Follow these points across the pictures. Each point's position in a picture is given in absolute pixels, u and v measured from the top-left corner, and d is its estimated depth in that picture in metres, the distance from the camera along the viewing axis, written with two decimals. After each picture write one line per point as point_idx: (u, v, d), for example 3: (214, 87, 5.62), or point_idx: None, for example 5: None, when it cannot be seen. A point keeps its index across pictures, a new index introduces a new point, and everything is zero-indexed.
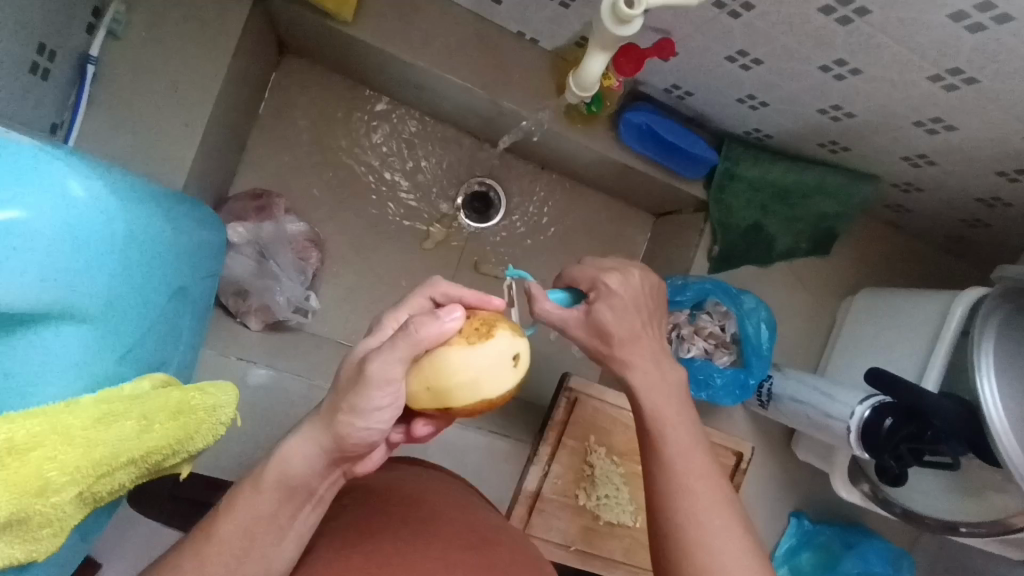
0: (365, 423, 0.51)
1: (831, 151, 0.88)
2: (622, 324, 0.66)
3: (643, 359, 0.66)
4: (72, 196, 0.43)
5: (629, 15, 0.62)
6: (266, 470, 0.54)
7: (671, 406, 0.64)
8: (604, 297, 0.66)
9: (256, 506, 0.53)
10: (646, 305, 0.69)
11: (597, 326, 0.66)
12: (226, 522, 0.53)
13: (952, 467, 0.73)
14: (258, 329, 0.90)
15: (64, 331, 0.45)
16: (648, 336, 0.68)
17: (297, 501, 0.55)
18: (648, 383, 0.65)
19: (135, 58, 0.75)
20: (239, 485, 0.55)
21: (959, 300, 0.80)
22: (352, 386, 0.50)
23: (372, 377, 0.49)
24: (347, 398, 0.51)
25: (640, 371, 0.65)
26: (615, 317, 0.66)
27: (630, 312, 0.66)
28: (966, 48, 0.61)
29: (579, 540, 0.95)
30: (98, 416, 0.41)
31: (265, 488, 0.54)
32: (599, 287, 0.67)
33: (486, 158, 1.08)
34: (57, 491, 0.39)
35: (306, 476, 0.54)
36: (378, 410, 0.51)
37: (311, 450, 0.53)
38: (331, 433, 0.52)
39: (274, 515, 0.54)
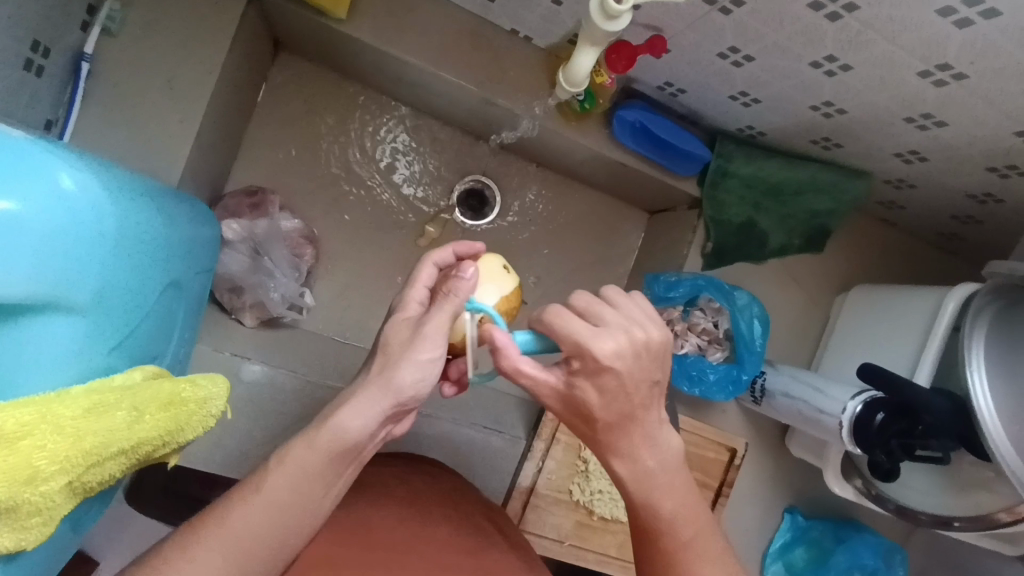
0: (419, 376, 0.51)
1: (823, 148, 0.89)
2: (610, 409, 0.51)
3: (646, 447, 0.53)
4: (65, 189, 0.44)
5: (617, 10, 0.62)
6: (318, 432, 0.52)
7: (669, 492, 0.54)
8: (591, 372, 0.49)
9: (308, 461, 0.51)
10: (650, 376, 0.50)
11: (575, 404, 0.51)
12: (275, 476, 0.51)
13: (942, 460, 0.74)
14: (252, 326, 0.92)
15: (58, 321, 0.45)
16: (646, 414, 0.52)
17: (343, 464, 0.53)
18: (640, 472, 0.54)
19: (130, 55, 0.75)
20: (291, 440, 0.53)
21: (950, 295, 0.80)
22: (407, 345, 0.52)
23: (432, 334, 0.51)
24: (404, 351, 0.51)
25: (633, 462, 0.54)
26: (602, 401, 0.50)
27: (622, 395, 0.50)
28: (954, 43, 0.61)
29: (573, 535, 0.96)
30: (88, 406, 0.42)
31: (316, 446, 0.52)
32: (585, 355, 0.48)
33: (481, 155, 1.08)
34: (46, 480, 0.39)
35: (358, 436, 0.52)
36: (433, 363, 0.51)
37: (368, 410, 0.51)
38: (388, 388, 0.51)
39: (322, 473, 0.52)
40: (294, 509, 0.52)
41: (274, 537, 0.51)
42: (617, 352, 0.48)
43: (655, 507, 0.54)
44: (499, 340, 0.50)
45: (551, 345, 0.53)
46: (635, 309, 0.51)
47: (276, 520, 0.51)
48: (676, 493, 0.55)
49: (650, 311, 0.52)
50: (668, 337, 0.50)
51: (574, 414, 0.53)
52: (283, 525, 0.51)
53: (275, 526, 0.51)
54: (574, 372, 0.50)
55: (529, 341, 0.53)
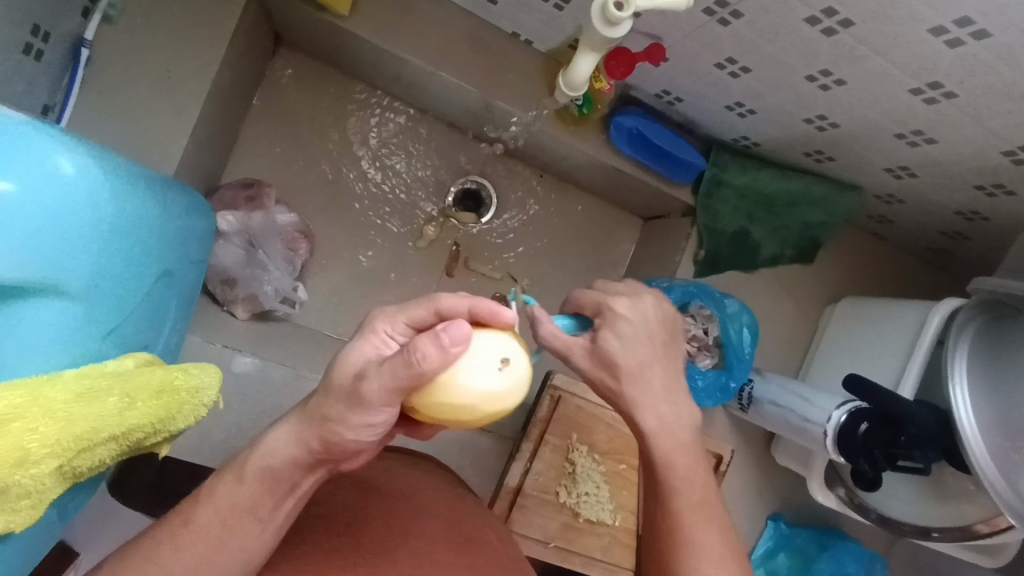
0: (357, 435, 0.50)
1: (816, 160, 0.90)
2: (630, 355, 0.59)
3: (649, 411, 0.60)
4: (61, 174, 0.44)
5: (617, 18, 0.63)
6: (249, 460, 0.54)
7: (695, 468, 0.60)
8: (609, 324, 0.60)
9: (237, 493, 0.53)
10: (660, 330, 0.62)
11: (601, 355, 0.60)
12: (205, 508, 0.54)
13: (925, 473, 0.74)
14: (244, 319, 0.91)
15: (51, 305, 0.45)
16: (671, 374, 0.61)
17: (278, 496, 0.55)
18: (664, 424, 0.60)
19: (130, 43, 0.75)
20: (222, 471, 0.55)
21: (935, 310, 0.81)
22: (345, 398, 0.48)
23: (371, 402, 0.47)
24: (343, 406, 0.49)
25: (659, 416, 0.60)
26: (624, 347, 0.59)
27: (639, 340, 0.60)
28: (946, 64, 0.63)
29: (559, 537, 0.95)
30: (80, 391, 0.42)
31: (247, 476, 0.54)
32: (604, 313, 0.61)
33: (478, 157, 1.08)
34: (36, 463, 0.39)
35: (287, 470, 0.53)
36: (371, 427, 0.49)
37: (294, 443, 0.52)
38: (323, 437, 0.51)
39: (254, 506, 0.54)
40: (231, 545, 0.53)
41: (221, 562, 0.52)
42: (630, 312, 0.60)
43: (670, 470, 0.59)
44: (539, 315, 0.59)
45: (587, 325, 0.63)
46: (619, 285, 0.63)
47: (216, 544, 0.52)
48: (692, 459, 0.60)
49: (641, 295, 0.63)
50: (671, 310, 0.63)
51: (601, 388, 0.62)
52: (227, 547, 0.53)
53: (218, 551, 0.52)
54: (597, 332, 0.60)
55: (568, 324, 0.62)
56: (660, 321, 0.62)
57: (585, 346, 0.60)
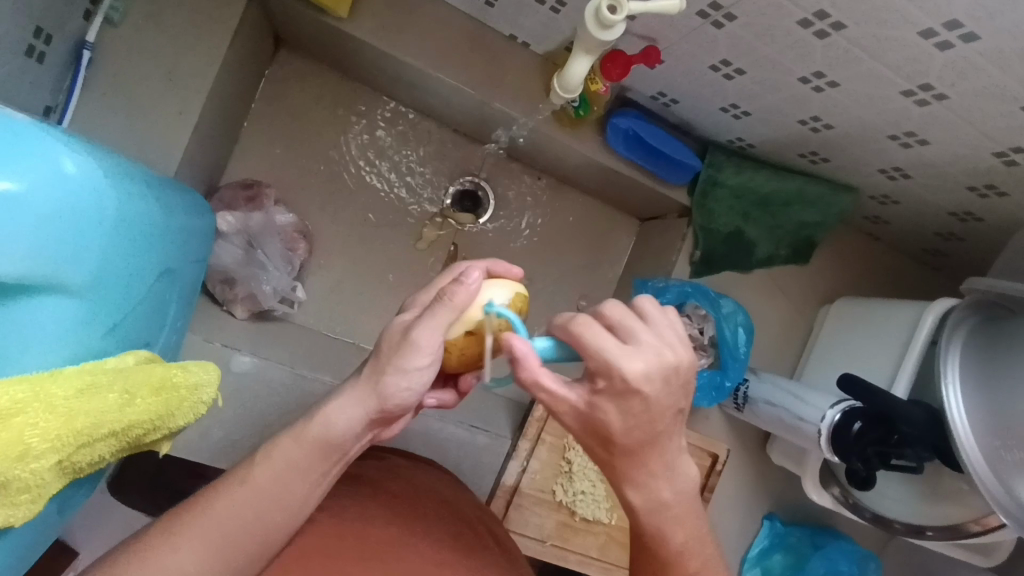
0: (407, 385, 0.53)
1: (811, 161, 0.91)
2: (631, 435, 0.49)
3: (662, 477, 0.53)
4: (65, 173, 0.44)
5: (611, 20, 0.64)
6: (307, 424, 0.56)
7: (682, 518, 0.55)
8: (616, 395, 0.47)
9: (295, 455, 0.55)
10: (676, 402, 0.49)
11: (591, 423, 0.49)
12: (262, 472, 0.55)
13: (916, 470, 0.75)
14: (243, 318, 0.91)
15: (52, 301, 0.46)
16: (669, 441, 0.51)
17: (330, 461, 0.56)
18: (653, 503, 0.53)
19: (132, 44, 0.76)
20: (280, 435, 0.57)
21: (929, 310, 0.82)
22: (397, 350, 0.53)
23: (421, 346, 0.52)
24: (392, 360, 0.53)
25: (650, 494, 0.53)
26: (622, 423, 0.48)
27: (647, 417, 0.48)
28: (937, 67, 0.63)
29: (555, 535, 0.96)
30: (81, 387, 0.43)
31: (305, 439, 0.55)
32: (613, 376, 0.46)
33: (476, 158, 1.09)
34: (37, 458, 0.40)
35: (344, 433, 0.55)
36: (419, 374, 0.53)
37: (354, 409, 0.54)
38: (377, 395, 0.54)
39: (309, 467, 0.56)
40: (276, 509, 0.55)
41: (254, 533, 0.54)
42: (647, 373, 0.46)
43: (665, 542, 0.55)
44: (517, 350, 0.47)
45: (572, 354, 0.51)
46: (668, 329, 0.48)
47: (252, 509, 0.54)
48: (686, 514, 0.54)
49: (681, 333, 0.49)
50: (695, 362, 0.49)
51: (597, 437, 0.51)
52: (264, 516, 0.54)
53: (257, 516, 0.54)
54: (599, 393, 0.48)
55: (550, 348, 0.51)
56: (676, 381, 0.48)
57: (577, 405, 0.49)
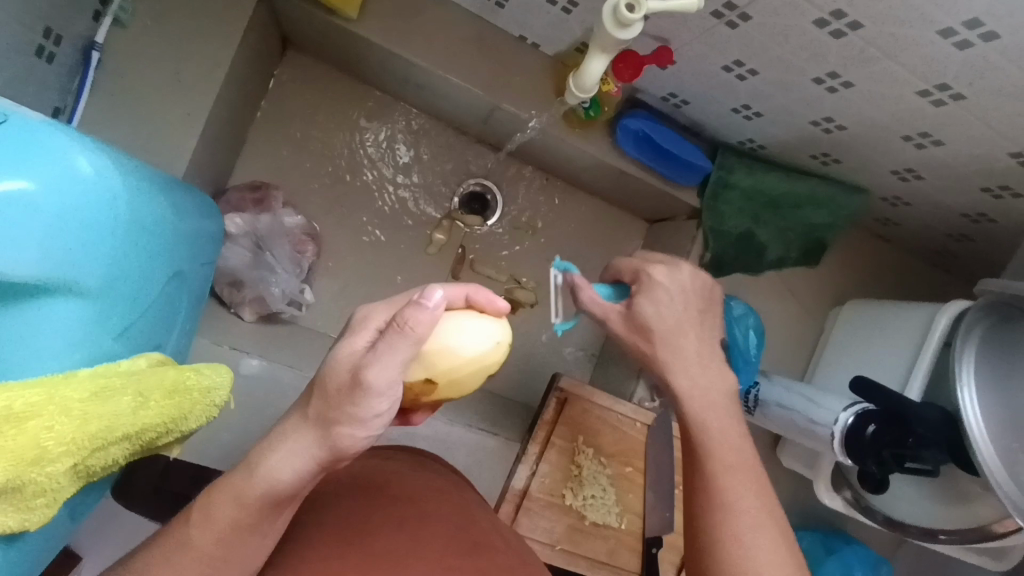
0: (364, 431, 0.49)
1: (822, 162, 0.90)
2: (662, 320, 0.66)
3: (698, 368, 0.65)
4: (80, 174, 0.44)
5: (630, 19, 0.64)
6: (249, 481, 0.51)
7: (726, 433, 0.61)
8: (646, 291, 0.68)
9: (236, 512, 0.51)
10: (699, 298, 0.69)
11: (636, 320, 0.67)
12: (200, 530, 0.52)
13: (932, 474, 0.75)
14: (251, 321, 0.92)
15: (62, 305, 0.45)
16: (688, 337, 0.66)
17: (281, 507, 0.53)
18: (699, 386, 0.63)
19: (140, 45, 0.75)
20: (222, 483, 0.52)
21: (943, 311, 0.81)
22: (348, 395, 0.47)
23: (374, 389, 0.47)
24: (345, 407, 0.48)
25: (691, 379, 0.64)
26: (656, 312, 0.67)
27: (671, 306, 0.67)
28: (954, 66, 0.63)
29: (565, 540, 0.95)
30: (96, 389, 0.42)
31: (251, 496, 0.51)
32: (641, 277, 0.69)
33: (484, 160, 1.09)
34: (52, 461, 0.39)
35: (295, 484, 0.51)
36: (377, 418, 0.49)
37: (302, 458, 0.50)
38: (327, 440, 0.49)
39: (256, 521, 0.52)
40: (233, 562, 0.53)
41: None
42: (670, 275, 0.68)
43: (705, 441, 0.60)
44: (475, 300, 0.54)
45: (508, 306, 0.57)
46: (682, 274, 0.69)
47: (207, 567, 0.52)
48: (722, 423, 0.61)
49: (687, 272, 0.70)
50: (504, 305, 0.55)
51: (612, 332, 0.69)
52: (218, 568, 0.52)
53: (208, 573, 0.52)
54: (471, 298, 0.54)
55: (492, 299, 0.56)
56: (700, 292, 0.69)
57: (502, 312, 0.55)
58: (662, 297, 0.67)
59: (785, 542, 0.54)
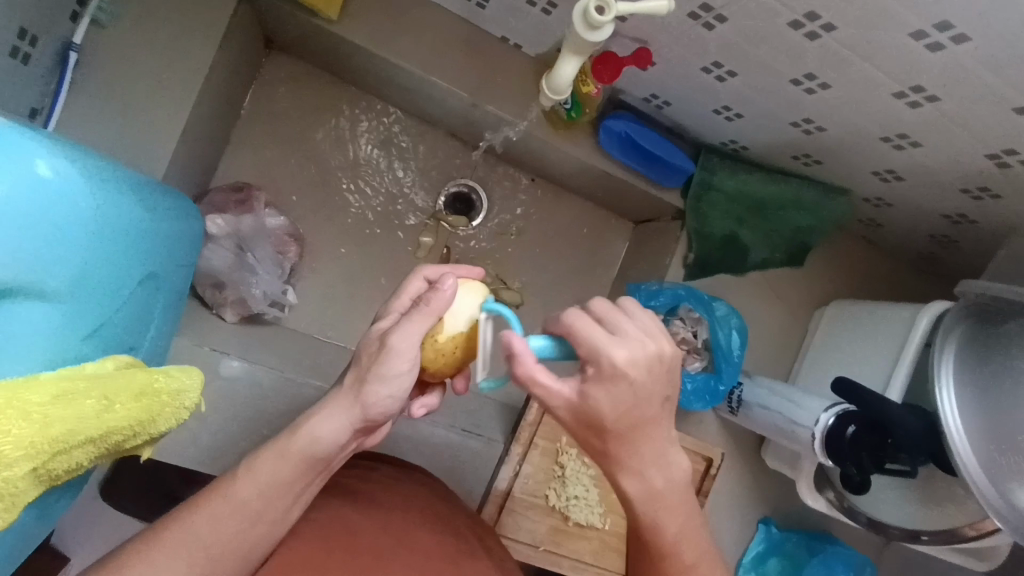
0: (388, 392, 0.54)
1: (804, 164, 0.90)
2: (621, 416, 0.48)
3: (655, 466, 0.52)
4: (46, 175, 0.45)
5: (599, 21, 0.64)
6: (292, 438, 0.56)
7: (670, 511, 0.54)
8: (602, 378, 0.47)
9: (280, 470, 0.55)
10: (664, 392, 0.49)
11: (586, 415, 0.49)
12: (246, 484, 0.55)
13: (910, 474, 0.75)
14: (233, 322, 0.91)
15: (26, 306, 0.45)
16: (657, 428, 0.51)
17: (313, 473, 0.57)
18: (647, 492, 0.53)
19: (118, 47, 0.75)
20: (263, 450, 0.56)
21: (921, 313, 0.82)
22: (376, 359, 0.53)
23: (399, 352, 0.52)
24: (372, 368, 0.54)
25: (642, 480, 0.52)
26: (613, 405, 0.48)
27: (633, 398, 0.48)
28: (927, 68, 0.63)
29: (548, 540, 0.96)
30: (58, 393, 0.42)
31: (290, 453, 0.55)
32: (600, 362, 0.47)
33: (469, 161, 1.09)
34: (8, 466, 0.38)
35: (330, 447, 0.56)
36: (398, 378, 0.54)
37: (341, 421, 0.55)
38: (360, 402, 0.55)
39: (293, 482, 0.56)
40: (253, 536, 0.55)
41: (242, 546, 0.55)
42: (631, 360, 0.46)
43: (659, 532, 0.54)
44: (517, 347, 0.48)
45: (571, 351, 0.50)
46: (637, 321, 0.49)
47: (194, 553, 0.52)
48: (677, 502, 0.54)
49: (654, 322, 0.49)
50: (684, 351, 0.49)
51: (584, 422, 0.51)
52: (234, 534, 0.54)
53: (239, 535, 0.54)
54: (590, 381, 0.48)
55: (547, 347, 0.50)
56: (661, 375, 0.48)
57: (570, 399, 0.49)
58: (619, 384, 0.47)
59: None
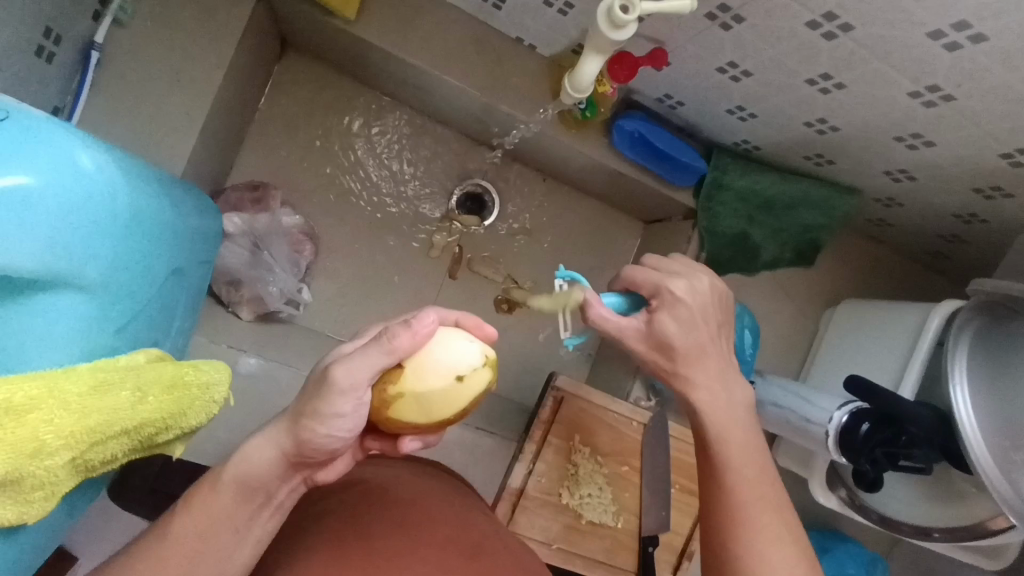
0: (329, 428, 0.52)
1: (816, 164, 0.91)
2: (687, 341, 0.62)
3: (703, 388, 0.62)
4: (83, 169, 0.45)
5: (624, 20, 0.65)
6: (226, 469, 0.55)
7: (737, 429, 0.61)
8: (667, 307, 0.63)
9: (212, 502, 0.54)
10: (716, 316, 0.64)
11: (656, 337, 0.63)
12: (182, 521, 0.53)
13: (925, 472, 0.74)
14: (249, 319, 0.94)
15: (61, 299, 0.46)
16: (713, 351, 0.63)
17: (254, 504, 0.55)
18: (716, 403, 0.61)
19: (139, 46, 0.76)
20: (199, 484, 0.56)
21: (934, 312, 0.82)
22: (317, 391, 0.51)
23: (339, 388, 0.49)
24: (312, 399, 0.51)
25: (709, 393, 0.62)
26: (680, 331, 0.62)
27: (693, 323, 0.63)
28: (944, 68, 0.64)
29: (561, 538, 0.95)
30: (95, 383, 0.43)
31: (223, 484, 0.54)
32: (663, 295, 0.64)
33: (481, 161, 1.09)
34: (50, 455, 0.40)
35: (261, 476, 0.54)
36: (340, 418, 0.51)
37: (272, 450, 0.54)
38: (295, 435, 0.53)
39: (230, 516, 0.54)
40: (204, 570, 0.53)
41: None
42: (686, 293, 0.63)
43: (727, 440, 0.60)
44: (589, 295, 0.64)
45: (636, 302, 0.68)
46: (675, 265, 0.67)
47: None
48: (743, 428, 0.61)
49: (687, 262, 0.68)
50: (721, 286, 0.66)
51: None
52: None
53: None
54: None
55: (618, 301, 0.68)
56: (715, 305, 0.65)
57: (639, 326, 0.64)
58: (678, 309, 0.63)
59: (798, 555, 0.54)
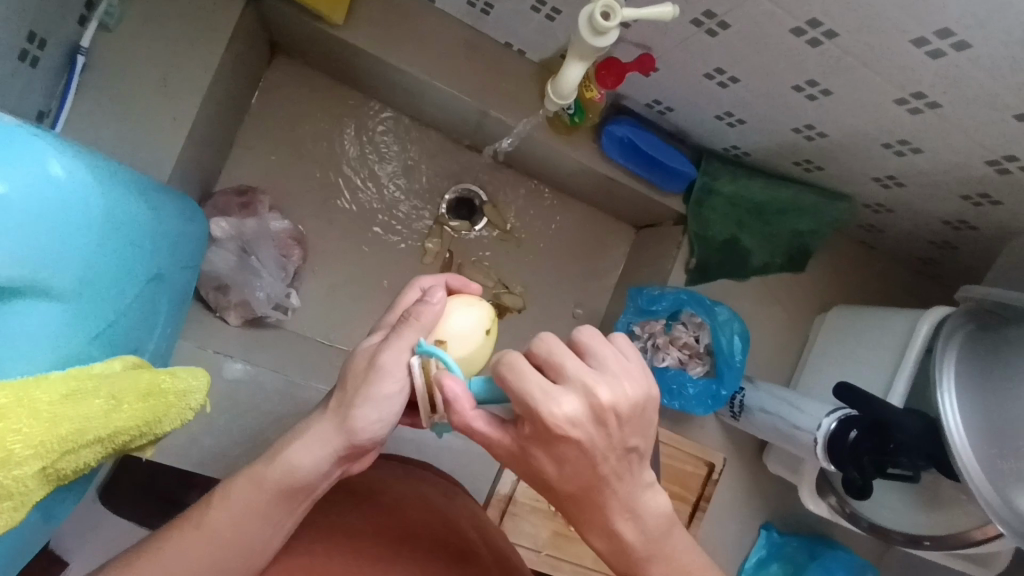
0: (378, 415, 0.52)
1: (806, 170, 0.91)
2: (567, 480, 0.49)
3: (624, 518, 0.50)
4: (57, 176, 0.45)
5: (605, 27, 0.65)
6: (268, 468, 0.54)
7: (656, 566, 0.51)
8: (539, 439, 0.47)
9: (253, 497, 0.53)
10: (626, 441, 0.46)
11: (530, 470, 0.50)
12: (219, 514, 0.53)
13: (913, 479, 0.76)
14: (237, 325, 0.91)
15: (36, 305, 0.46)
16: (618, 483, 0.49)
17: (295, 500, 0.55)
18: (621, 548, 0.51)
19: (126, 51, 0.76)
20: (237, 478, 0.55)
21: (923, 318, 0.81)
22: (363, 379, 0.52)
23: (390, 370, 0.51)
24: (359, 388, 0.52)
25: (611, 537, 0.51)
26: (558, 468, 0.49)
27: (579, 459, 0.47)
28: (929, 75, 0.64)
29: (550, 545, 0.95)
30: (66, 392, 0.42)
31: (266, 482, 0.53)
32: (537, 420, 0.45)
33: (471, 166, 1.09)
34: (19, 464, 0.39)
35: (310, 474, 0.53)
36: (388, 401, 0.52)
37: (320, 449, 0.53)
38: (345, 428, 0.53)
39: (271, 511, 0.54)
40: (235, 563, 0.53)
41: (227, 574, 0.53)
42: (573, 417, 0.44)
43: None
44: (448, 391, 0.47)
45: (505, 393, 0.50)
46: (612, 361, 0.45)
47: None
48: (656, 561, 0.51)
49: (635, 364, 0.46)
50: (649, 390, 0.46)
51: (539, 483, 0.52)
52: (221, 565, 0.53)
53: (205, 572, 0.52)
54: (527, 438, 0.48)
55: (482, 386, 0.51)
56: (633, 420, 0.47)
57: (507, 442, 0.49)
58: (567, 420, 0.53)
59: None
